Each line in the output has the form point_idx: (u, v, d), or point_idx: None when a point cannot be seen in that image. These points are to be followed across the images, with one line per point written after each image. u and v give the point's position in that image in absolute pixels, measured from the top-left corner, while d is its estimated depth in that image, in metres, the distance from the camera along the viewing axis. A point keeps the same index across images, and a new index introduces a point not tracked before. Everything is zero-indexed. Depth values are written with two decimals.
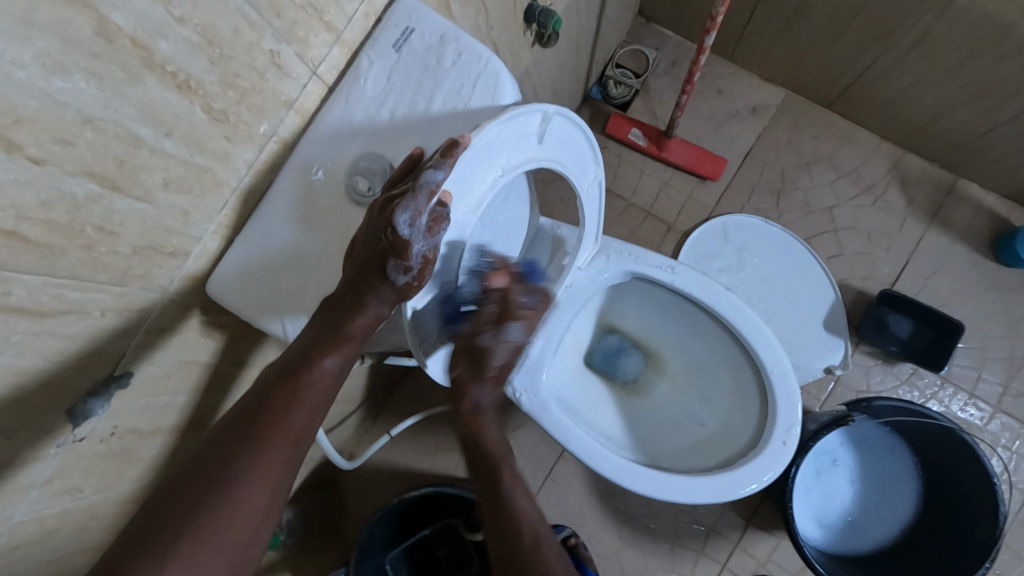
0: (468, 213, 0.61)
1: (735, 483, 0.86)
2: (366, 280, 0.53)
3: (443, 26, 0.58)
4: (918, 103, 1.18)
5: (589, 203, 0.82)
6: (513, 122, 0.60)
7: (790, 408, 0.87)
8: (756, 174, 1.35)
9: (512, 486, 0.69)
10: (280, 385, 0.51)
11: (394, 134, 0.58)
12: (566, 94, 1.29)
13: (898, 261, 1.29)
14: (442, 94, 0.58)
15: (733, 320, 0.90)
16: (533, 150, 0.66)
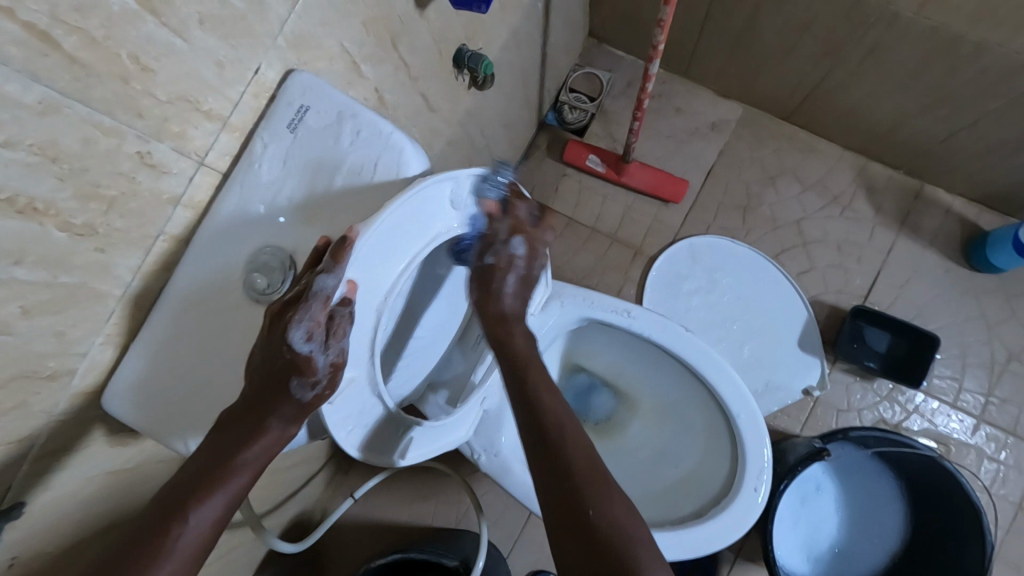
0: (374, 298, 0.56)
1: (710, 539, 0.81)
2: (268, 399, 0.50)
3: (341, 102, 0.55)
4: (876, 113, 1.15)
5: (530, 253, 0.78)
6: (413, 201, 0.55)
7: (762, 455, 0.83)
8: (720, 192, 1.32)
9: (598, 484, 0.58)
10: (151, 529, 0.46)
11: (297, 220, 0.54)
12: (518, 125, 1.26)
13: (871, 273, 1.26)
14: (345, 174, 0.55)
15: (699, 367, 0.86)
16: (448, 221, 0.61)
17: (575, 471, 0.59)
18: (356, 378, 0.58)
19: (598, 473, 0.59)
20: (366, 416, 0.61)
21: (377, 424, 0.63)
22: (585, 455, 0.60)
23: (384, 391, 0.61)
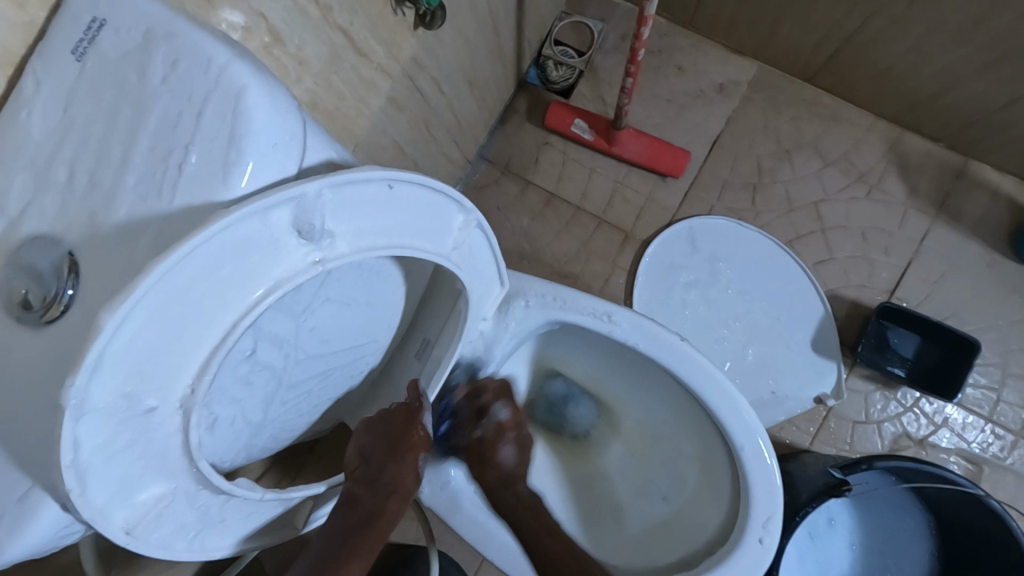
0: (170, 390, 0.35)
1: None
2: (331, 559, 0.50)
3: (150, 14, 0.34)
4: (918, 74, 0.95)
5: (472, 246, 0.56)
6: (213, 240, 0.33)
7: (772, 499, 0.66)
8: (727, 166, 1.13)
9: None
10: None
11: (78, 198, 0.34)
12: (490, 84, 1.06)
13: (899, 264, 1.08)
14: (148, 134, 0.33)
15: (695, 385, 0.68)
16: (299, 254, 0.38)
17: None
18: (177, 490, 0.40)
19: None
20: (213, 521, 0.45)
21: (239, 515, 0.47)
22: None
23: (232, 491, 0.43)
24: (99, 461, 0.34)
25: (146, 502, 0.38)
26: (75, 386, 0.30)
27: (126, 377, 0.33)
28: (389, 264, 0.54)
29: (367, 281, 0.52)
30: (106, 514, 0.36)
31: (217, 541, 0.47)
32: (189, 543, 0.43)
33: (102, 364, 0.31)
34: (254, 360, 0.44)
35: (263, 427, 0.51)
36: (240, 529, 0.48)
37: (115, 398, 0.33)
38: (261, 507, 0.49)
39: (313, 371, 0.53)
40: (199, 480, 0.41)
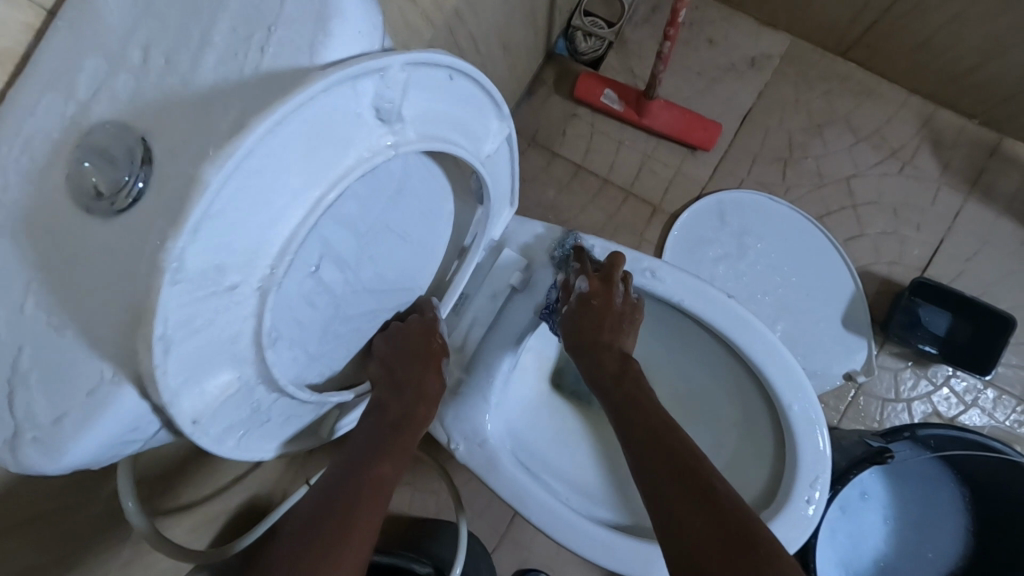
0: (252, 269, 0.33)
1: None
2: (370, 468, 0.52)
3: None
4: (958, 46, 0.93)
5: (498, 167, 0.58)
6: (312, 109, 0.32)
7: (819, 457, 0.64)
8: (757, 140, 1.12)
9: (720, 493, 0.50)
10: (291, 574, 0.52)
11: (154, 80, 0.32)
12: (521, 51, 1.05)
13: (932, 241, 1.06)
14: (230, 16, 0.32)
15: (741, 343, 0.66)
16: (371, 131, 0.36)
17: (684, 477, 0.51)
18: (240, 383, 0.38)
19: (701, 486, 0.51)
20: (259, 422, 0.43)
21: (277, 421, 0.46)
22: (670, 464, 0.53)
23: (285, 386, 0.41)
24: (183, 338, 0.31)
25: (215, 390, 0.36)
26: (177, 245, 0.27)
27: (217, 250, 0.30)
28: (443, 185, 0.55)
29: (420, 207, 0.52)
30: (181, 395, 0.33)
31: (262, 443, 0.45)
32: (238, 441, 0.41)
33: (202, 225, 0.29)
34: (317, 279, 0.42)
35: (314, 362, 0.49)
36: (282, 432, 0.48)
37: (206, 267, 0.30)
38: (304, 408, 0.48)
39: (363, 303, 0.52)
40: (260, 374, 0.39)
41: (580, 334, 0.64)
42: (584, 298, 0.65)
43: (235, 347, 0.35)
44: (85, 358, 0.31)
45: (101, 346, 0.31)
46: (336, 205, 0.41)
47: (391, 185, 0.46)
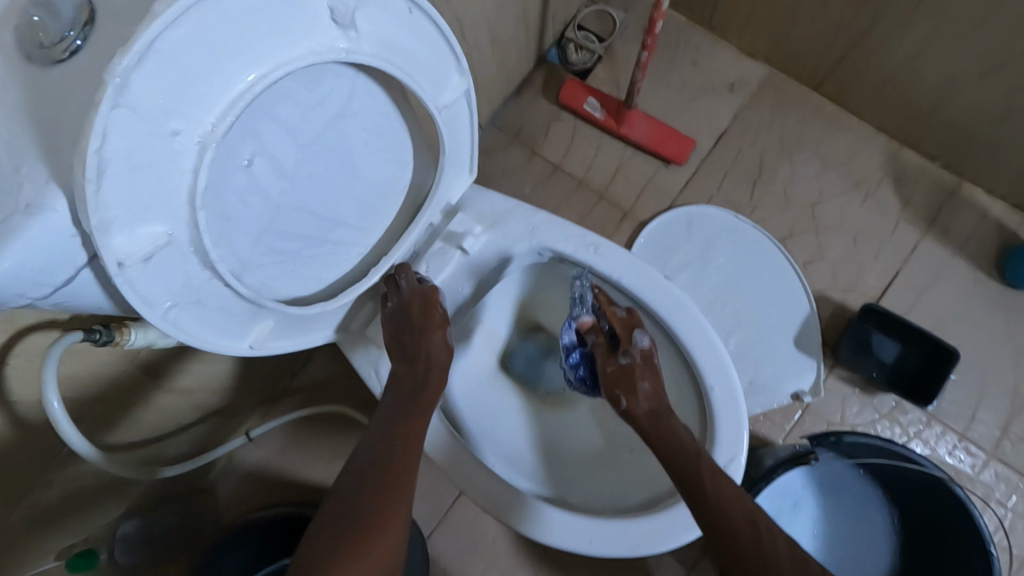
0: (194, 120, 0.36)
1: (665, 531, 0.67)
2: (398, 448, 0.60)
3: None
4: (920, 81, 1.01)
5: (454, 122, 0.60)
6: None
7: (737, 437, 0.65)
8: (729, 159, 1.17)
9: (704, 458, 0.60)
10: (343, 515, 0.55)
11: None
12: (512, 49, 1.11)
13: (886, 271, 1.10)
14: None
15: (672, 321, 0.69)
16: (326, 35, 0.41)
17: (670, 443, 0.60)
18: (171, 243, 0.39)
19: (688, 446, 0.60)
20: (190, 300, 0.44)
21: (210, 312, 0.47)
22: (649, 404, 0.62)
23: (217, 265, 0.43)
24: (119, 166, 0.34)
25: (145, 239, 0.38)
26: (124, 64, 0.31)
27: (161, 87, 0.34)
28: (401, 128, 0.59)
29: (365, 138, 0.55)
30: (110, 228, 0.35)
31: (194, 330, 0.47)
32: (164, 312, 0.43)
33: (149, 55, 0.32)
34: (249, 173, 0.46)
35: (247, 271, 0.51)
36: (214, 330, 0.49)
37: (149, 101, 0.34)
38: (241, 306, 0.50)
39: (302, 224, 0.54)
40: (193, 242, 0.41)
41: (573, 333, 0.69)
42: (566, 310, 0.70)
43: (165, 199, 0.37)
44: (9, 185, 0.34)
45: (26, 174, 0.34)
46: (274, 106, 0.45)
47: (333, 105, 0.49)
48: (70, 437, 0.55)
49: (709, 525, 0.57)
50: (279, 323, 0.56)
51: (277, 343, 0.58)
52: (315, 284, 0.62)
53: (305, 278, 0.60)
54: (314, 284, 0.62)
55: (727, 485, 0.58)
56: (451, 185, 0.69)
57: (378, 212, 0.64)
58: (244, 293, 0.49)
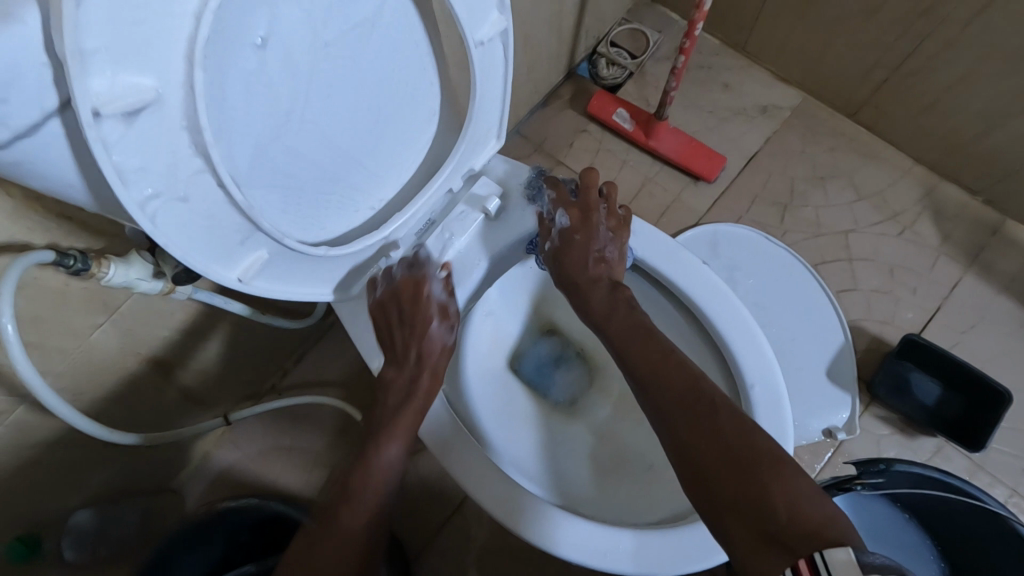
0: None
1: (691, 551, 0.58)
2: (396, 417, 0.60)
3: None
4: (961, 111, 0.96)
5: (484, 65, 0.57)
6: None
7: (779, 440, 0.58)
8: (760, 182, 1.12)
9: (757, 447, 0.51)
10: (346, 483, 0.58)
11: None
12: (542, 54, 1.09)
13: (927, 307, 1.02)
14: None
15: (705, 309, 0.62)
16: None
17: (708, 430, 0.53)
18: (158, 103, 0.35)
19: (737, 437, 0.52)
20: (175, 191, 0.39)
21: (196, 216, 0.41)
22: (682, 384, 0.57)
23: (210, 146, 0.38)
24: None
25: (129, 87, 0.33)
26: None
27: None
28: (427, 66, 0.56)
29: (389, 65, 0.52)
30: (89, 60, 0.31)
31: (175, 234, 0.40)
32: (143, 195, 0.37)
33: None
34: (261, 61, 0.41)
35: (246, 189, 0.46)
36: (197, 242, 0.43)
37: None
38: (231, 220, 0.44)
39: (312, 146, 0.50)
40: (183, 109, 0.36)
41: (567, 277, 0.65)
42: (566, 234, 0.65)
43: (157, 46, 0.33)
44: None
45: None
46: None
47: (360, 11, 0.46)
48: (92, 430, 0.62)
49: (753, 513, 0.48)
50: (273, 258, 0.50)
51: (268, 284, 0.51)
52: (319, 231, 0.55)
53: (311, 221, 0.54)
54: (318, 231, 0.55)
55: (790, 477, 0.49)
56: (476, 148, 0.65)
57: (394, 162, 0.59)
58: (237, 202, 0.43)
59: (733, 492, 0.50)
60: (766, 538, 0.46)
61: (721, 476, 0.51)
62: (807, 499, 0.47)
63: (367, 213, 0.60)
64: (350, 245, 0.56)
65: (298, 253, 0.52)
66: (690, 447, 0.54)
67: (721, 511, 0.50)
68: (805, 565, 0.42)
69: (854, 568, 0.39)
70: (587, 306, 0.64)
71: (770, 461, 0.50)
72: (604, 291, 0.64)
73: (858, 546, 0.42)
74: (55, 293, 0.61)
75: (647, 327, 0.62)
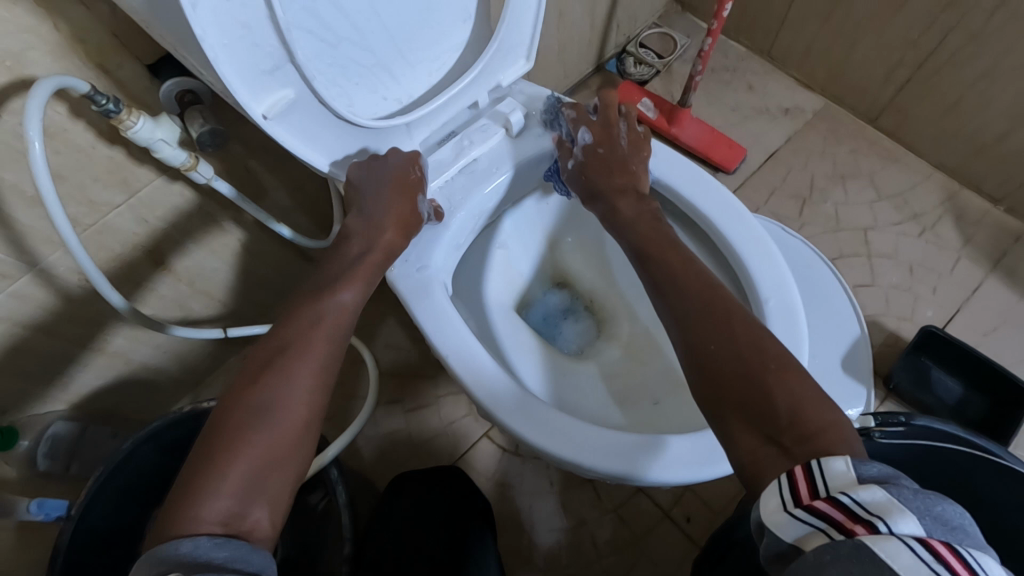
0: None
1: (695, 462, 0.55)
2: (300, 331, 0.52)
3: None
4: (985, 112, 0.97)
5: None
6: None
7: (795, 351, 0.56)
8: (780, 176, 1.13)
9: (776, 354, 0.47)
10: (229, 415, 0.46)
11: None
12: (573, 37, 1.12)
13: (947, 306, 1.01)
14: None
15: (726, 227, 0.63)
16: None
17: (726, 333, 0.49)
18: None
19: (756, 339, 0.48)
20: None
21: (233, 21, 0.44)
22: (698, 288, 0.53)
23: None
24: None
25: None
26: None
27: None
28: None
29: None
30: None
31: (213, 32, 0.43)
32: None
33: None
34: None
35: (291, 27, 0.48)
36: (230, 50, 0.45)
37: None
38: (266, 40, 0.46)
39: (360, 9, 0.52)
40: None
41: (594, 184, 0.65)
42: (589, 148, 0.66)
43: None
44: None
45: None
46: None
47: None
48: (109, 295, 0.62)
49: (769, 420, 0.43)
50: (296, 101, 0.52)
51: (283, 129, 0.54)
52: (345, 104, 0.57)
53: (342, 87, 0.56)
54: (343, 102, 0.56)
55: (807, 387, 0.44)
56: (505, 63, 0.66)
57: (429, 57, 0.61)
58: (276, 22, 0.45)
59: (738, 389, 0.46)
60: (768, 437, 0.43)
61: (737, 377, 0.47)
62: (814, 404, 0.43)
63: (396, 105, 0.62)
64: (370, 122, 0.58)
65: (317, 107, 0.54)
66: (706, 348, 0.49)
67: (725, 411, 0.47)
68: (800, 471, 0.38)
69: (853, 481, 0.36)
70: (613, 212, 0.63)
71: (779, 367, 0.46)
72: (631, 199, 0.63)
73: (857, 457, 0.38)
74: (81, 155, 0.61)
75: (665, 239, 0.60)
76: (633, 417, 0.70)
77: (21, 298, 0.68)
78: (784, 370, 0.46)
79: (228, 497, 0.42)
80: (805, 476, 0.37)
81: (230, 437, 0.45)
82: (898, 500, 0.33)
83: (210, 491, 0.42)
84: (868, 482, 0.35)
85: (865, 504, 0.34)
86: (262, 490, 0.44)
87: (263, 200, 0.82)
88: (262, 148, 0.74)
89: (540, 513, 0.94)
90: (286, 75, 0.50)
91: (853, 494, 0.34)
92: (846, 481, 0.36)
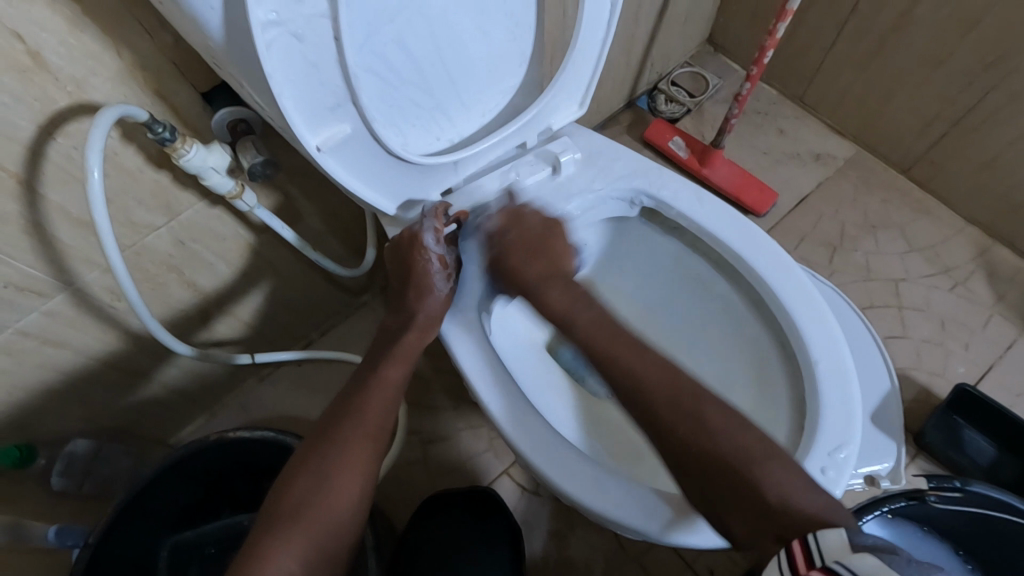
0: None
1: None
2: (347, 401, 0.54)
3: None
4: (1022, 170, 0.97)
5: (590, 21, 0.59)
6: None
7: (849, 417, 0.55)
8: (811, 222, 1.12)
9: (751, 441, 0.48)
10: (287, 487, 0.48)
11: None
12: (609, 74, 1.13)
13: (979, 363, 0.99)
14: None
15: (777, 285, 0.62)
16: None
17: (693, 420, 0.49)
18: None
19: (723, 430, 0.48)
20: (293, 26, 0.41)
21: (303, 60, 0.44)
22: (655, 370, 0.53)
23: None
24: None
25: None
26: None
27: None
28: (538, 12, 0.59)
29: (507, 3, 0.55)
30: None
31: (282, 71, 0.43)
32: (266, 18, 0.39)
33: None
34: None
35: (357, 67, 0.48)
36: (296, 89, 0.45)
37: None
38: (331, 80, 0.46)
39: (424, 52, 0.52)
40: None
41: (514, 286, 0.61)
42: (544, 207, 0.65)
43: None
44: None
45: None
46: None
47: None
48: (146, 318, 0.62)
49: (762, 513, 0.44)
50: (353, 138, 0.52)
51: (339, 167, 0.54)
52: (399, 142, 0.56)
53: (398, 127, 0.56)
54: (398, 140, 0.56)
55: (794, 475, 0.46)
56: (557, 107, 0.66)
57: (483, 100, 0.61)
58: (344, 61, 0.45)
59: (726, 481, 0.46)
60: (770, 527, 0.44)
61: (716, 467, 0.47)
62: (802, 490, 0.45)
63: (447, 145, 0.62)
64: (423, 161, 0.58)
65: (372, 145, 0.54)
66: (678, 440, 0.49)
67: (723, 504, 0.47)
68: (798, 545, 0.38)
69: (846, 549, 0.35)
70: (546, 304, 0.59)
71: (767, 457, 0.47)
72: (561, 285, 0.60)
73: (852, 528, 0.38)
74: (129, 178, 0.60)
75: (613, 326, 0.57)
76: (667, 470, 0.69)
77: (52, 317, 0.67)
78: (756, 459, 0.47)
79: (290, 569, 0.44)
80: (802, 547, 0.37)
81: (291, 508, 0.47)
82: (890, 567, 0.32)
83: (269, 570, 0.43)
84: (862, 549, 0.35)
85: (858, 567, 0.33)
86: (321, 565, 0.45)
87: (298, 225, 0.81)
88: (303, 175, 0.74)
89: (555, 557, 0.91)
90: (347, 113, 0.50)
91: (847, 562, 0.34)
92: (840, 547, 0.36)
